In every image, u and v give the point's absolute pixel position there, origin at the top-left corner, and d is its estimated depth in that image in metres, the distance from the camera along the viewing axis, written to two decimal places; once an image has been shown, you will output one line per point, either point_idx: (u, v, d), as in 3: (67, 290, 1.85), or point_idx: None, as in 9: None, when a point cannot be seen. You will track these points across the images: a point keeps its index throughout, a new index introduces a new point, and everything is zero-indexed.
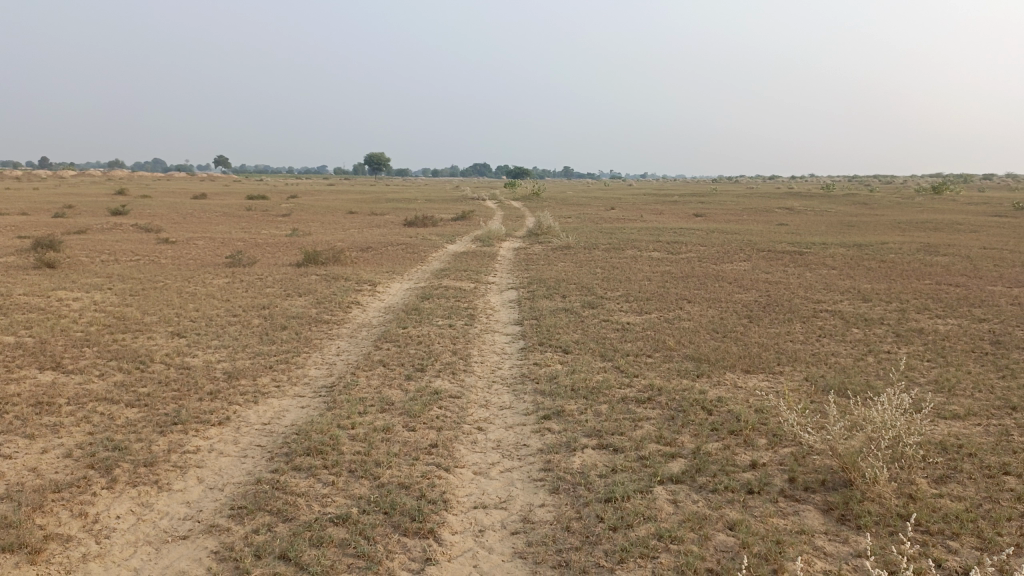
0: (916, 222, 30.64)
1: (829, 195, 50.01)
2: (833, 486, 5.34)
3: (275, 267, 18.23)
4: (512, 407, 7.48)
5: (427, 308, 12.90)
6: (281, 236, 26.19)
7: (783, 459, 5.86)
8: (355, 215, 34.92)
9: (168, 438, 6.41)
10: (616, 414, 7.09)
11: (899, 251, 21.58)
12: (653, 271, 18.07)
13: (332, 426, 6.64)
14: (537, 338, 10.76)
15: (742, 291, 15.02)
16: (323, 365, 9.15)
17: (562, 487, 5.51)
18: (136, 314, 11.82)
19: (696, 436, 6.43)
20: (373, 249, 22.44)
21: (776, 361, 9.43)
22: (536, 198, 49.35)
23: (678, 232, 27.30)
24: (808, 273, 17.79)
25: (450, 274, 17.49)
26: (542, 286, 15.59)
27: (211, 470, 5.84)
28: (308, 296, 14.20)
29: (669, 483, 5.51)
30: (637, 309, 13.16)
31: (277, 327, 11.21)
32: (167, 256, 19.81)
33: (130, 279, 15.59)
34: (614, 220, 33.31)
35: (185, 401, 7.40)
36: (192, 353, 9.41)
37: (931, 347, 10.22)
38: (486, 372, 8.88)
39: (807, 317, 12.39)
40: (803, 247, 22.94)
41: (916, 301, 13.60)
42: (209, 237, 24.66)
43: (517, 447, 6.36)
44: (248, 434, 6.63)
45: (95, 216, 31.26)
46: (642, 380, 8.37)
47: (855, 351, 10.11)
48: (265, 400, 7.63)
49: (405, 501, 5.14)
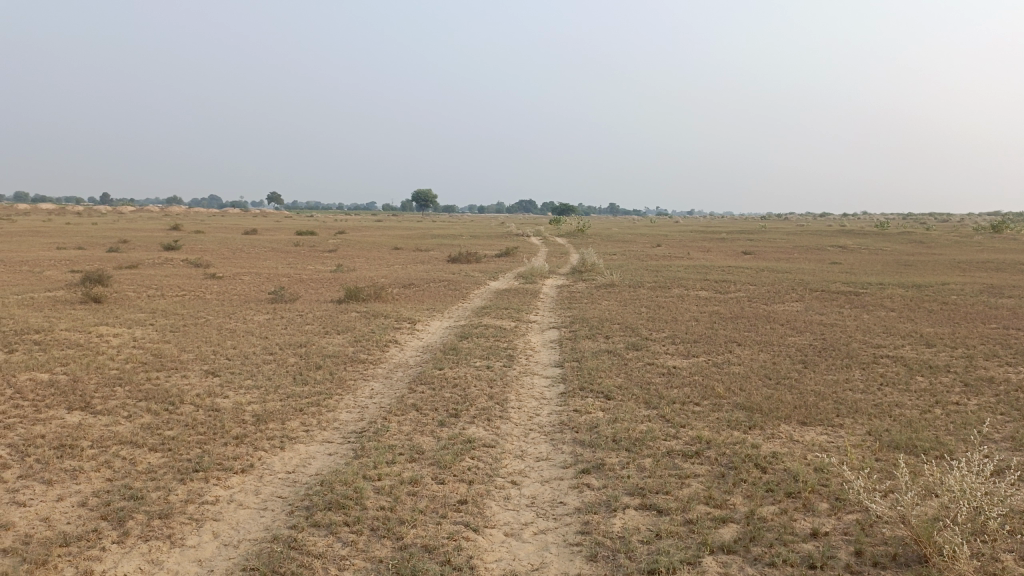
0: (977, 262, 29.45)
1: (884, 232, 48.75)
2: (905, 562, 4.74)
3: (317, 303, 18.19)
4: (549, 459, 7.02)
5: (466, 348, 12.54)
6: (325, 271, 26.33)
7: (848, 528, 5.29)
8: (400, 251, 35.02)
9: (188, 487, 6.14)
10: (661, 470, 6.58)
11: (961, 292, 20.59)
12: (700, 311, 17.48)
13: (357, 477, 6.28)
14: (578, 381, 10.29)
15: (795, 334, 14.34)
16: (355, 408, 8.83)
17: (601, 554, 5.02)
18: (173, 351, 11.72)
19: (749, 498, 5.89)
20: (416, 285, 22.34)
21: (834, 412, 8.79)
22: (582, 235, 49.09)
23: (727, 271, 26.63)
24: (865, 315, 16.99)
25: (491, 312, 17.17)
26: (584, 326, 15.13)
27: (228, 524, 5.51)
28: (347, 334, 13.99)
29: (720, 553, 4.98)
30: (684, 351, 12.61)
31: (312, 366, 10.96)
32: (213, 291, 19.97)
33: (172, 314, 15.64)
34: (660, 257, 32.84)
35: (209, 446, 7.13)
36: (223, 393, 9.19)
37: (1005, 398, 9.45)
38: (524, 419, 8.43)
39: (867, 363, 11.68)
40: (859, 287, 22.07)
41: (984, 347, 12.76)
42: (255, 273, 24.88)
43: (554, 505, 5.90)
44: (271, 484, 6.31)
45: (148, 250, 32.02)
46: (689, 431, 7.85)
47: (921, 402, 9.40)
48: (292, 446, 7.32)
49: (428, 566, 4.72)
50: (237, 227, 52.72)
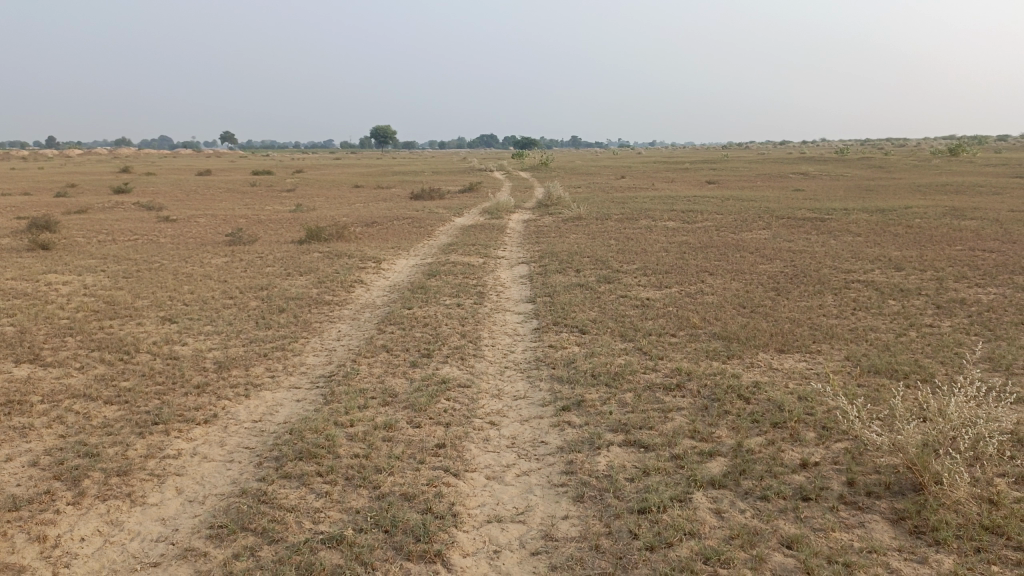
0: (937, 184, 29.75)
1: (844, 158, 48.97)
2: (900, 490, 4.62)
3: (277, 244, 17.58)
4: (527, 397, 6.81)
5: (434, 285, 12.19)
6: (285, 212, 25.52)
7: (838, 457, 5.16)
8: (361, 189, 34.13)
9: (148, 442, 5.79)
10: (643, 405, 6.40)
11: (924, 215, 20.72)
12: (670, 241, 17.31)
13: (328, 424, 5.99)
14: (551, 316, 10.05)
15: (766, 262, 14.25)
16: (322, 351, 8.50)
17: (588, 494, 4.82)
18: (126, 298, 11.16)
19: (735, 430, 5.74)
20: (379, 224, 21.78)
21: (811, 338, 8.70)
22: (545, 168, 48.47)
23: (693, 200, 26.46)
24: (832, 240, 16.95)
25: (458, 248, 16.77)
26: (554, 260, 14.83)
27: (192, 479, 5.20)
28: (310, 275, 13.52)
29: (710, 488, 4.82)
30: (656, 283, 12.41)
31: (275, 309, 10.54)
32: (167, 235, 19.19)
33: (125, 260, 14.95)
34: (626, 188, 32.56)
35: (168, 397, 6.75)
36: (182, 340, 8.76)
37: (977, 320, 9.44)
38: (498, 356, 8.19)
39: (838, 288, 11.62)
40: (825, 214, 22.09)
41: (952, 269, 12.80)
42: (211, 215, 24.00)
43: (535, 444, 5.69)
44: (237, 434, 6.00)
45: (97, 194, 30.76)
46: (668, 363, 7.68)
47: (895, 325, 9.36)
48: (258, 393, 6.99)
49: (408, 516, 4.47)
50: (192, 168, 50.97)
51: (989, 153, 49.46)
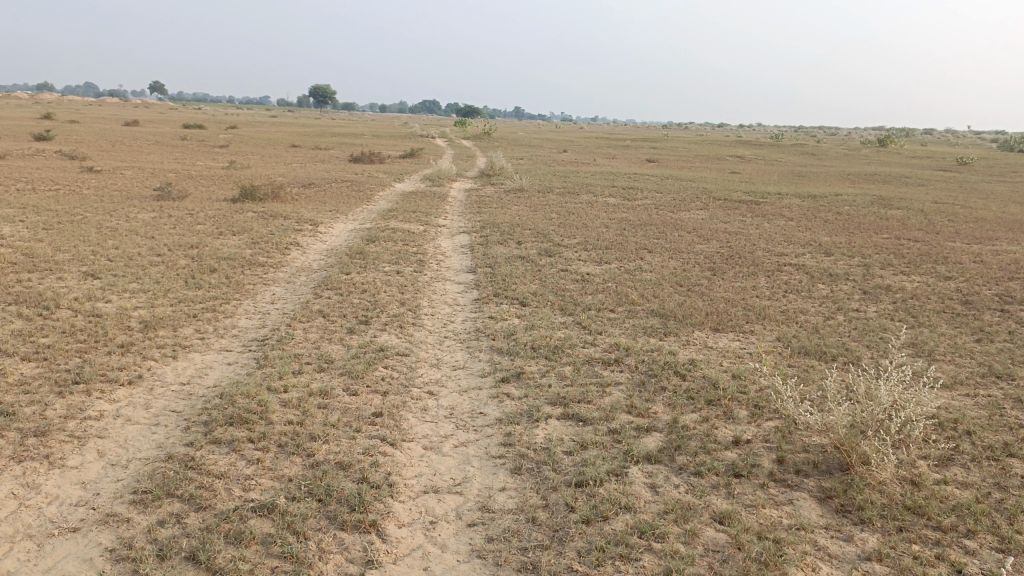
0: (866, 174, 30.77)
1: (780, 144, 50.19)
2: (827, 469, 4.78)
3: (209, 202, 16.96)
4: (466, 367, 6.77)
5: (373, 251, 11.97)
6: (217, 168, 24.63)
7: (769, 435, 5.29)
8: (298, 149, 33.21)
9: (67, 401, 5.52)
10: (582, 378, 6.44)
11: (854, 203, 21.42)
12: (610, 217, 17.42)
13: (261, 389, 5.82)
14: (491, 288, 10.00)
15: (703, 242, 14.49)
16: (255, 314, 8.25)
17: (525, 467, 4.82)
18: (46, 250, 10.59)
19: (671, 406, 5.82)
20: (317, 185, 21.24)
21: (745, 318, 8.90)
22: (487, 138, 48.11)
23: (634, 178, 26.68)
24: (767, 223, 17.35)
25: (398, 215, 16.52)
26: (495, 231, 14.74)
27: (115, 442, 4.98)
28: (243, 235, 13.09)
29: (646, 463, 4.88)
30: (596, 258, 12.47)
31: (206, 269, 10.17)
32: (90, 186, 18.28)
33: (44, 210, 14.18)
34: (568, 162, 32.60)
35: (90, 355, 6.45)
36: (105, 297, 8.36)
37: (901, 306, 9.82)
38: (437, 326, 8.11)
39: (772, 271, 11.91)
40: (760, 197, 22.60)
41: (879, 256, 13.27)
42: (139, 168, 22.98)
43: (473, 415, 5.66)
44: (164, 396, 5.77)
45: (15, 139, 29.07)
46: (607, 338, 7.74)
47: (824, 309, 9.66)
48: (186, 355, 6.74)
49: (343, 485, 4.38)
50: (119, 118, 48.64)
51: (915, 147, 51.42)
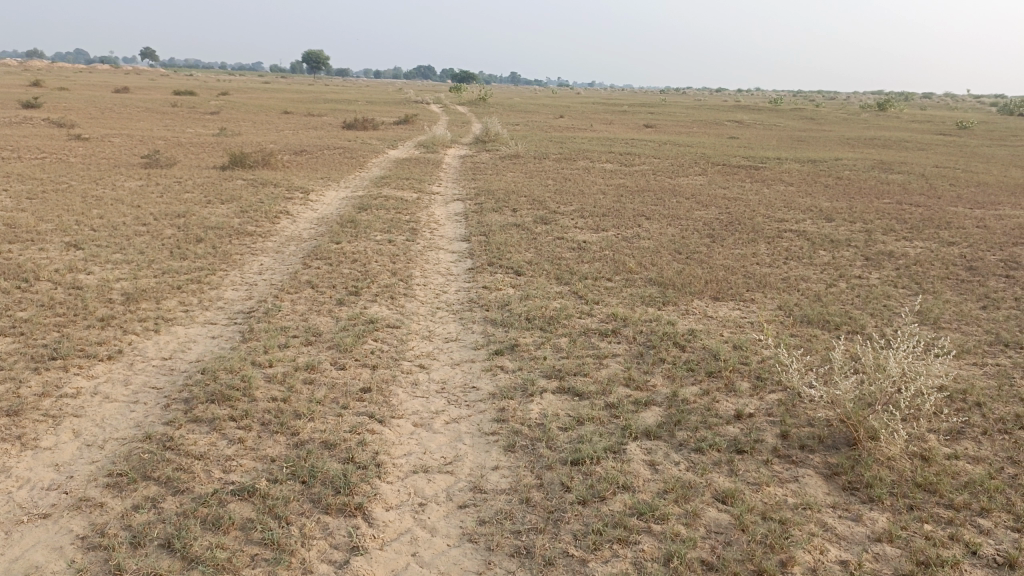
0: (866, 138, 30.40)
1: (779, 108, 49.59)
2: (833, 445, 4.60)
3: (198, 170, 16.62)
4: (459, 339, 6.55)
5: (365, 220, 11.70)
6: (208, 135, 24.19)
7: (772, 409, 5.09)
8: (290, 116, 32.65)
9: (43, 378, 5.30)
10: (578, 350, 6.23)
11: (855, 168, 21.11)
12: (607, 183, 17.13)
13: (245, 364, 5.61)
14: (486, 257, 9.75)
15: (701, 208, 14.23)
16: (242, 285, 8.01)
17: (519, 444, 4.62)
18: (28, 220, 10.31)
19: (670, 378, 5.62)
20: (309, 152, 20.84)
21: (745, 287, 8.67)
22: (482, 103, 47.46)
23: (631, 143, 26.29)
24: (766, 189, 17.06)
25: (391, 182, 16.20)
26: (490, 199, 14.44)
27: (92, 421, 4.77)
28: (233, 203, 12.80)
29: (645, 439, 4.68)
30: (593, 225, 12.20)
31: (192, 239, 9.90)
32: (77, 154, 17.89)
33: (29, 179, 13.85)
34: (564, 128, 32.15)
35: (69, 329, 6.22)
36: (87, 268, 8.10)
37: (904, 273, 9.60)
38: (429, 297, 7.88)
39: (772, 237, 11.67)
40: (759, 162, 22.27)
41: (881, 222, 13.02)
42: (127, 135, 22.54)
43: (465, 390, 5.45)
44: (144, 372, 5.55)
45: (2, 107, 28.58)
46: (604, 308, 7.52)
47: (826, 276, 9.43)
48: (169, 328, 6.51)
49: (328, 465, 4.19)
50: (109, 85, 47.96)
51: (914, 110, 50.96)
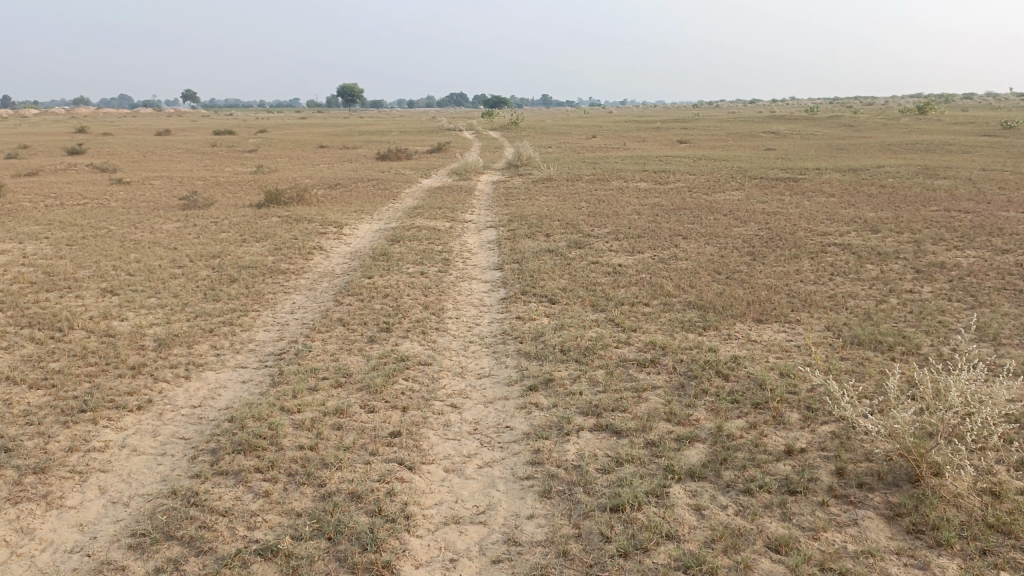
0: (907, 143, 29.63)
1: (815, 117, 48.74)
2: (894, 482, 4.28)
3: (234, 208, 16.82)
4: (492, 375, 6.35)
5: (397, 252, 11.63)
6: (245, 173, 24.55)
7: (825, 442, 4.78)
8: (325, 150, 33.07)
9: (72, 432, 5.24)
10: (616, 383, 5.98)
11: (898, 175, 20.49)
12: (642, 203, 16.87)
13: (273, 410, 5.48)
14: (519, 285, 9.57)
15: (740, 224, 13.87)
16: (274, 325, 7.94)
17: (556, 489, 4.39)
18: (68, 267, 10.45)
19: (714, 411, 5.34)
20: (343, 186, 21.00)
21: (789, 307, 8.33)
22: (514, 127, 47.64)
23: (665, 160, 26.00)
24: (806, 201, 16.61)
25: (424, 211, 16.18)
26: (523, 225, 14.28)
27: (118, 476, 4.67)
28: (267, 241, 12.86)
29: (689, 480, 4.41)
30: (628, 247, 11.95)
31: (226, 280, 9.91)
32: (118, 198, 18.27)
33: (71, 225, 14.12)
34: (597, 148, 32.01)
35: (100, 379, 6.18)
36: (122, 314, 8.13)
37: (958, 285, 9.15)
38: (462, 330, 7.71)
39: (816, 252, 11.27)
40: (798, 174, 21.77)
41: (929, 231, 12.52)
42: (167, 177, 23.00)
43: (499, 431, 5.24)
44: (173, 422, 5.46)
45: (50, 155, 29.49)
46: (642, 336, 7.26)
47: (874, 292, 9.03)
48: (200, 374, 6.44)
49: (356, 520, 4.01)
50: (152, 128, 49.41)
51: (955, 112, 49.71)
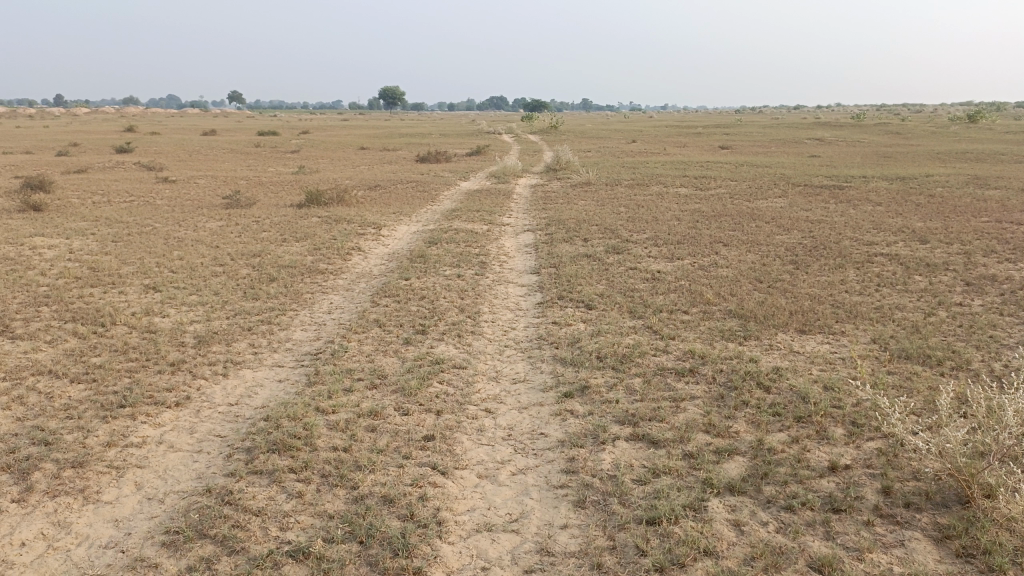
0: (957, 152, 28.86)
1: (860, 124, 47.77)
2: (944, 502, 4.11)
3: (275, 208, 17.04)
4: (527, 381, 6.29)
5: (435, 254, 11.63)
6: (286, 173, 24.86)
7: (871, 460, 4.62)
8: (365, 151, 33.38)
9: (111, 427, 5.31)
10: (653, 392, 5.86)
11: (947, 184, 19.94)
12: (682, 209, 16.68)
13: (308, 410, 5.49)
14: (556, 290, 9.49)
15: (782, 232, 13.61)
16: (311, 325, 7.99)
17: (591, 499, 4.30)
18: (113, 264, 10.66)
19: (755, 423, 5.20)
20: (383, 187, 21.14)
21: (833, 318, 8.11)
22: (553, 131, 47.53)
23: (706, 166, 25.67)
24: (851, 210, 16.25)
25: (462, 214, 16.20)
26: (561, 229, 14.19)
27: (154, 473, 4.71)
28: (306, 241, 12.98)
29: (728, 495, 4.29)
30: (667, 253, 11.79)
31: (266, 279, 10.01)
32: (163, 196, 18.64)
33: (117, 222, 14.43)
34: (637, 153, 31.78)
35: (140, 375, 6.26)
36: (163, 311, 8.25)
37: (1011, 299, 8.83)
38: (498, 334, 7.66)
39: (861, 262, 10.99)
40: (843, 181, 21.32)
41: (980, 242, 12.13)
42: (211, 176, 23.39)
43: (533, 437, 5.17)
44: (210, 419, 5.50)
45: (100, 153, 30.26)
46: (680, 344, 7.13)
47: (923, 304, 8.76)
48: (237, 372, 6.49)
49: (388, 524, 3.97)
50: (199, 128, 50.40)
51: (1007, 121, 48.36)
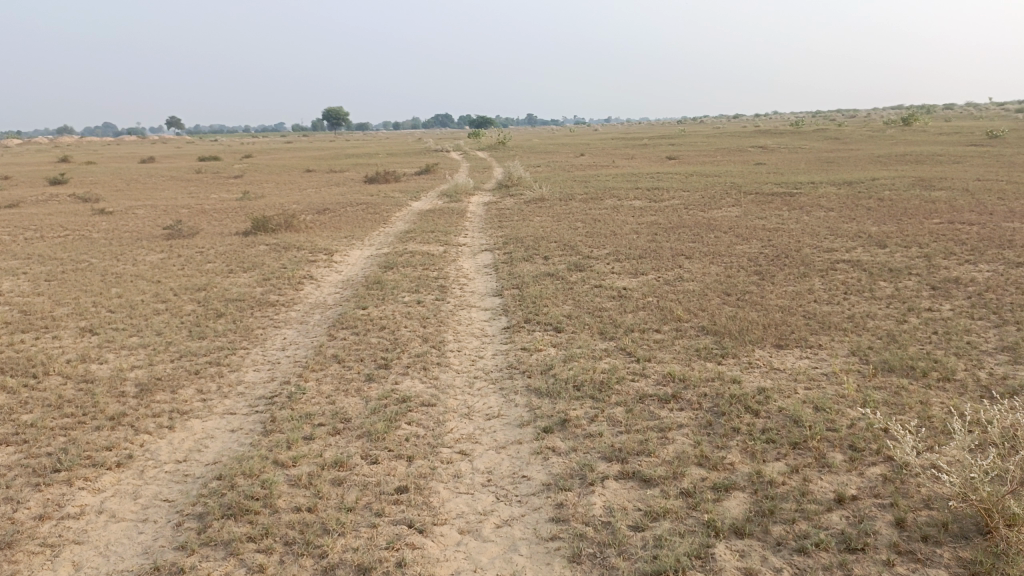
0: (897, 154, 29.54)
1: (801, 130, 48.75)
2: (962, 534, 3.84)
3: (220, 237, 16.32)
4: (502, 416, 5.88)
5: (391, 279, 11.16)
6: (231, 200, 24.04)
7: (877, 488, 4.34)
8: (312, 174, 32.61)
9: (44, 497, 4.73)
10: (638, 422, 5.52)
11: (894, 187, 20.25)
12: (639, 222, 16.51)
13: (266, 465, 4.98)
14: (521, 313, 9.11)
15: (742, 242, 13.50)
16: (264, 364, 7.45)
17: (586, 552, 3.92)
18: (45, 305, 9.92)
19: (749, 453, 4.89)
20: (332, 211, 20.54)
21: (808, 330, 7.91)
22: (501, 147, 47.40)
23: (657, 177, 25.71)
24: (806, 216, 16.29)
25: (416, 236, 15.74)
26: (519, 247, 13.86)
27: (94, 549, 4.17)
28: (254, 271, 12.37)
29: (734, 538, 3.95)
30: (631, 269, 11.54)
31: (213, 314, 9.41)
32: (100, 229, 17.72)
33: (50, 259, 13.58)
34: (587, 166, 31.77)
35: (76, 433, 5.67)
36: (101, 356, 7.61)
37: (979, 302, 8.77)
38: (465, 365, 7.23)
39: (825, 270, 10.89)
40: (793, 188, 21.51)
41: (937, 245, 12.18)
42: (151, 205, 22.45)
43: (516, 482, 4.77)
44: (156, 481, 4.96)
45: (31, 185, 28.92)
46: (658, 366, 6.81)
47: (893, 311, 8.63)
48: (185, 423, 5.93)
49: None
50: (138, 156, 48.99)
51: (939, 123, 49.96)
